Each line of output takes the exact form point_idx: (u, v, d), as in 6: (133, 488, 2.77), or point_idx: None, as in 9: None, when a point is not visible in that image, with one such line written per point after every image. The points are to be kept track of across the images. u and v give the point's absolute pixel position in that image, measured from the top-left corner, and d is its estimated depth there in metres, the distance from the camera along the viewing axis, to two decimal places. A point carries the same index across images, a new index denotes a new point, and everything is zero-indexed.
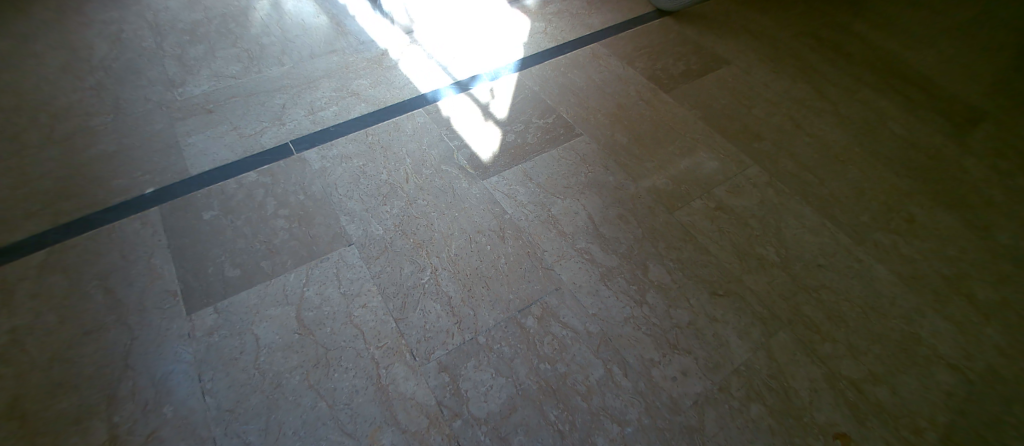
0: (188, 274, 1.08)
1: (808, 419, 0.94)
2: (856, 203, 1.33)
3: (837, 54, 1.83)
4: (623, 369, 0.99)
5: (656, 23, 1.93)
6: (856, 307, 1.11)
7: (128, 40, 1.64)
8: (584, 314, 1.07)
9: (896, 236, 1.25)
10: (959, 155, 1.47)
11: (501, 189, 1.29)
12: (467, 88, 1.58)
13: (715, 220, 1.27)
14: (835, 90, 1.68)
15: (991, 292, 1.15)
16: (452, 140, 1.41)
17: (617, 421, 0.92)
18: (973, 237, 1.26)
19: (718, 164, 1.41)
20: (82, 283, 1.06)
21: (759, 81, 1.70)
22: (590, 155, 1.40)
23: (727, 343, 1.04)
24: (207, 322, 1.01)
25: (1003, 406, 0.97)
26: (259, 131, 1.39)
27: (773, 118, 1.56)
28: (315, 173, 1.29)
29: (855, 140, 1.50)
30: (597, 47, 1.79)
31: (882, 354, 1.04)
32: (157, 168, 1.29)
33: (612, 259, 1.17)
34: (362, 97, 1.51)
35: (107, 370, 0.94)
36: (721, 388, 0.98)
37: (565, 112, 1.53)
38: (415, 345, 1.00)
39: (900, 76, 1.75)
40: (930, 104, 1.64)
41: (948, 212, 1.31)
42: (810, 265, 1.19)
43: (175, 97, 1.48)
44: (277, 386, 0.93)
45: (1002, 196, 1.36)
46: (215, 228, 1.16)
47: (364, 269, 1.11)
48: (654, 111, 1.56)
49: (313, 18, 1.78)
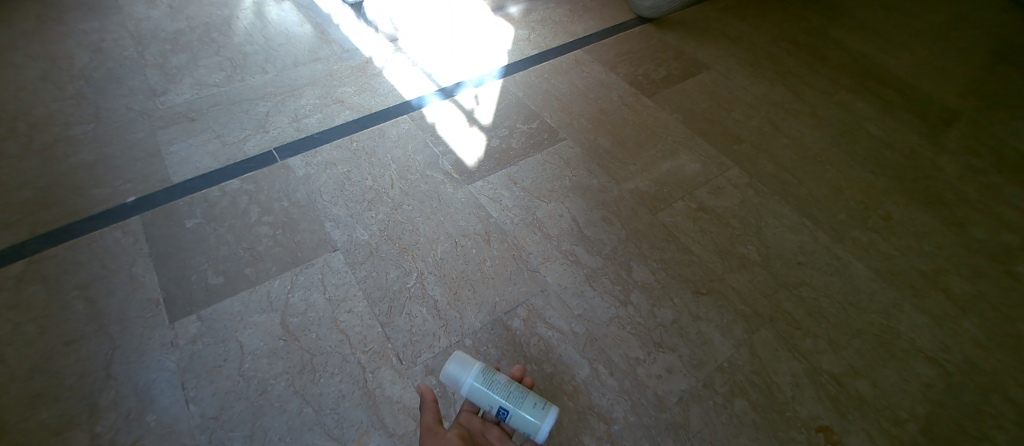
0: (171, 282, 1.07)
1: (790, 413, 0.96)
2: (834, 202, 1.36)
3: (814, 59, 1.89)
4: (608, 368, 1.01)
5: (637, 30, 1.97)
6: (835, 303, 1.14)
7: (109, 50, 1.63)
8: (569, 314, 1.08)
9: (873, 233, 1.29)
10: (934, 154, 1.52)
11: (486, 193, 1.30)
12: (452, 95, 1.59)
13: (697, 220, 1.29)
14: (812, 93, 1.73)
15: (965, 286, 1.19)
16: (437, 146, 1.42)
17: (603, 419, 0.94)
18: (948, 233, 1.30)
19: (699, 166, 1.44)
20: (62, 293, 1.04)
21: (738, 85, 1.75)
22: (574, 159, 1.42)
23: (710, 340, 1.06)
24: (191, 330, 1.00)
25: (979, 395, 1.01)
26: (243, 138, 1.39)
27: (752, 120, 1.61)
28: (299, 180, 1.29)
29: (832, 141, 1.55)
30: (579, 54, 1.82)
31: (861, 348, 1.07)
32: (139, 177, 1.28)
33: (597, 261, 1.18)
34: (347, 105, 1.51)
35: (87, 381, 0.92)
36: (705, 384, 1.00)
37: (549, 117, 1.55)
38: (402, 349, 1.00)
39: (875, 78, 1.81)
40: (905, 105, 1.69)
41: (923, 209, 1.36)
42: (790, 262, 1.22)
43: (158, 106, 1.47)
44: (262, 393, 0.92)
45: (974, 193, 1.41)
46: (199, 235, 1.15)
47: (349, 274, 1.10)
48: (636, 115, 1.59)
49: (297, 26, 1.79)
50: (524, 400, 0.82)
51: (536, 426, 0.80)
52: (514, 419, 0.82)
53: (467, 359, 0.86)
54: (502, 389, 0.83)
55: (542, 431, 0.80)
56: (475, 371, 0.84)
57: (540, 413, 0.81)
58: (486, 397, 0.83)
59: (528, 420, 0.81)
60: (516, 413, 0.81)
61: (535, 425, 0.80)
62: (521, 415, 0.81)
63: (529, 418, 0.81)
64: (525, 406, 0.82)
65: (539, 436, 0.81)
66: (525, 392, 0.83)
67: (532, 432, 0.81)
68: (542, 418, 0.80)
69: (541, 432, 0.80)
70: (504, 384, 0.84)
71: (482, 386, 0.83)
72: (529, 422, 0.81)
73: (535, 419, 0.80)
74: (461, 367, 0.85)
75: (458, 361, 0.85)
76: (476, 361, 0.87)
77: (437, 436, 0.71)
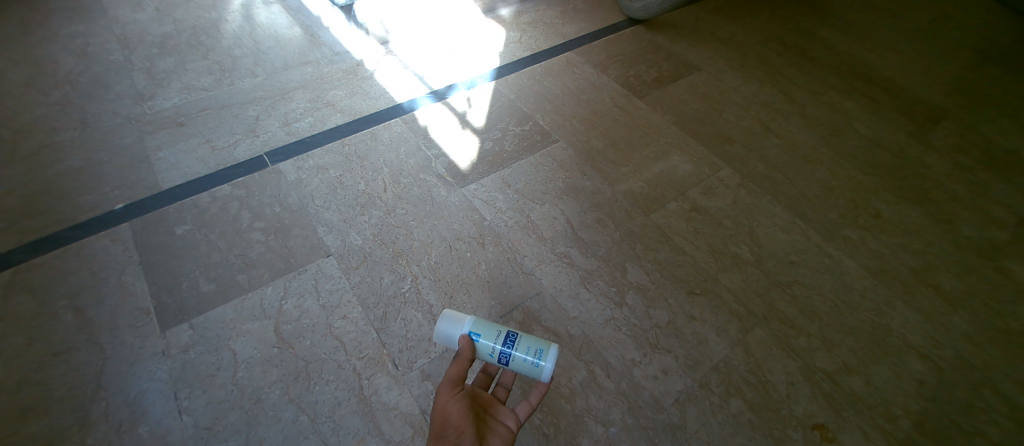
0: (161, 290, 1.05)
1: (785, 412, 0.97)
2: (825, 201, 1.38)
3: (803, 59, 1.91)
4: (605, 371, 1.01)
5: (628, 32, 1.98)
6: (828, 301, 1.15)
7: (95, 54, 1.60)
8: (565, 317, 1.09)
9: (864, 231, 1.31)
10: (922, 153, 1.55)
11: (480, 196, 1.30)
12: (444, 97, 1.59)
13: (690, 221, 1.30)
14: (801, 92, 1.75)
15: (955, 282, 1.21)
16: (430, 150, 1.41)
17: (601, 421, 0.94)
18: (937, 230, 1.32)
19: (691, 166, 1.45)
20: (49, 304, 1.02)
21: (729, 86, 1.76)
22: (568, 161, 1.42)
23: (706, 340, 1.07)
24: (183, 339, 0.98)
25: (971, 390, 1.02)
26: (233, 143, 1.37)
27: (743, 121, 1.62)
28: (291, 184, 1.28)
29: (822, 141, 1.56)
30: (571, 56, 1.82)
31: (854, 346, 1.08)
32: (127, 183, 1.26)
33: (592, 263, 1.19)
34: (338, 108, 1.50)
35: (78, 392, 0.90)
36: (701, 385, 1.00)
37: (542, 119, 1.55)
38: (397, 354, 0.99)
39: (864, 78, 1.83)
40: (894, 105, 1.72)
41: (913, 207, 1.38)
42: (782, 262, 1.23)
43: (145, 111, 1.45)
44: (257, 402, 0.91)
45: (962, 190, 1.44)
46: (189, 243, 1.14)
47: (343, 280, 1.09)
48: (629, 116, 1.60)
49: (286, 29, 1.77)
50: (525, 339, 0.86)
51: (540, 363, 0.83)
52: (517, 360, 0.85)
53: (459, 315, 0.90)
54: (501, 335, 0.86)
55: (545, 367, 0.83)
56: (470, 324, 0.88)
57: (543, 350, 0.84)
58: (485, 344, 0.86)
59: (531, 358, 0.84)
60: (518, 353, 0.84)
61: (538, 363, 0.83)
62: (524, 353, 0.84)
63: (531, 355, 0.84)
64: (527, 342, 0.85)
65: (543, 374, 0.83)
66: (523, 335, 0.87)
67: (536, 369, 0.83)
68: (545, 354, 0.84)
69: (544, 368, 0.83)
70: (500, 332, 0.87)
71: (480, 337, 0.87)
72: (533, 358, 0.84)
73: (539, 357, 0.84)
74: (454, 323, 0.89)
75: (452, 316, 0.90)
76: (469, 316, 0.91)
77: (449, 391, 0.74)
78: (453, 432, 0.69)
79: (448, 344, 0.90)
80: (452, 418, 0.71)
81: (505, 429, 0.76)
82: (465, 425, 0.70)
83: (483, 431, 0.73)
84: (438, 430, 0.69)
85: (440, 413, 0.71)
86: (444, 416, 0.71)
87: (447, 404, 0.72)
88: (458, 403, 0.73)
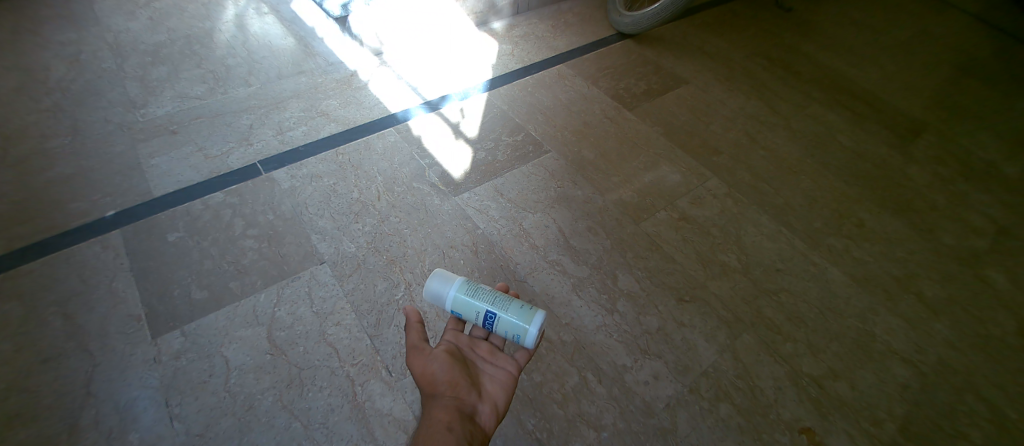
0: (153, 298, 1.04)
1: (773, 416, 0.99)
2: (810, 211, 1.42)
3: (787, 73, 1.97)
4: (597, 376, 1.02)
5: (618, 46, 2.03)
6: (813, 308, 1.18)
7: (87, 62, 1.60)
8: (558, 323, 1.10)
9: (848, 240, 1.35)
10: (902, 164, 1.60)
11: (473, 205, 1.32)
12: (437, 108, 1.61)
13: (679, 229, 1.33)
14: (785, 105, 1.81)
15: (936, 289, 1.25)
16: (423, 159, 1.43)
17: (593, 426, 0.95)
18: (918, 239, 1.37)
19: (680, 177, 1.48)
20: (37, 311, 1.00)
21: (716, 99, 1.81)
22: (560, 171, 1.45)
23: (695, 346, 1.09)
24: (174, 346, 0.98)
25: (952, 394, 1.05)
26: (226, 151, 1.38)
27: (730, 133, 1.67)
28: (285, 192, 1.28)
29: (807, 152, 1.61)
30: (562, 68, 1.86)
31: (839, 351, 1.11)
32: (118, 191, 1.25)
33: (583, 270, 1.20)
34: (332, 117, 1.52)
35: (66, 400, 0.89)
36: (691, 390, 1.02)
37: (534, 130, 1.58)
38: (391, 361, 0.99)
39: (846, 92, 1.90)
40: (875, 118, 1.78)
41: (894, 217, 1.42)
42: (769, 269, 1.26)
43: (137, 118, 1.45)
44: (249, 408, 0.91)
45: (941, 200, 1.49)
46: (182, 250, 1.13)
47: (336, 287, 1.10)
48: (619, 127, 1.64)
49: (281, 39, 1.78)
50: (509, 308, 0.83)
51: (523, 330, 0.81)
52: (501, 325, 0.83)
53: (449, 276, 0.90)
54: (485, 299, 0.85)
55: (528, 332, 0.81)
56: (458, 284, 0.88)
57: (526, 317, 0.82)
58: (471, 308, 0.86)
59: (515, 325, 0.82)
60: (501, 319, 0.83)
61: (522, 327, 0.82)
62: (507, 320, 0.82)
63: (515, 322, 0.82)
64: (510, 311, 0.83)
65: (527, 340, 0.81)
66: (510, 298, 0.85)
67: (520, 337, 0.82)
68: (528, 321, 0.81)
69: (528, 335, 0.81)
70: (488, 292, 0.86)
71: (465, 297, 0.87)
72: (516, 325, 0.82)
73: (522, 323, 0.81)
74: (443, 282, 0.89)
75: (441, 277, 0.89)
76: (460, 278, 0.91)
77: (425, 353, 0.75)
78: (447, 386, 0.71)
79: (439, 305, 0.90)
80: (439, 375, 0.73)
81: (502, 373, 0.79)
82: (454, 376, 0.73)
83: (479, 378, 0.77)
84: (430, 388, 0.71)
85: (425, 377, 0.73)
86: (430, 378, 0.72)
87: (429, 366, 0.73)
88: (440, 362, 0.74)
